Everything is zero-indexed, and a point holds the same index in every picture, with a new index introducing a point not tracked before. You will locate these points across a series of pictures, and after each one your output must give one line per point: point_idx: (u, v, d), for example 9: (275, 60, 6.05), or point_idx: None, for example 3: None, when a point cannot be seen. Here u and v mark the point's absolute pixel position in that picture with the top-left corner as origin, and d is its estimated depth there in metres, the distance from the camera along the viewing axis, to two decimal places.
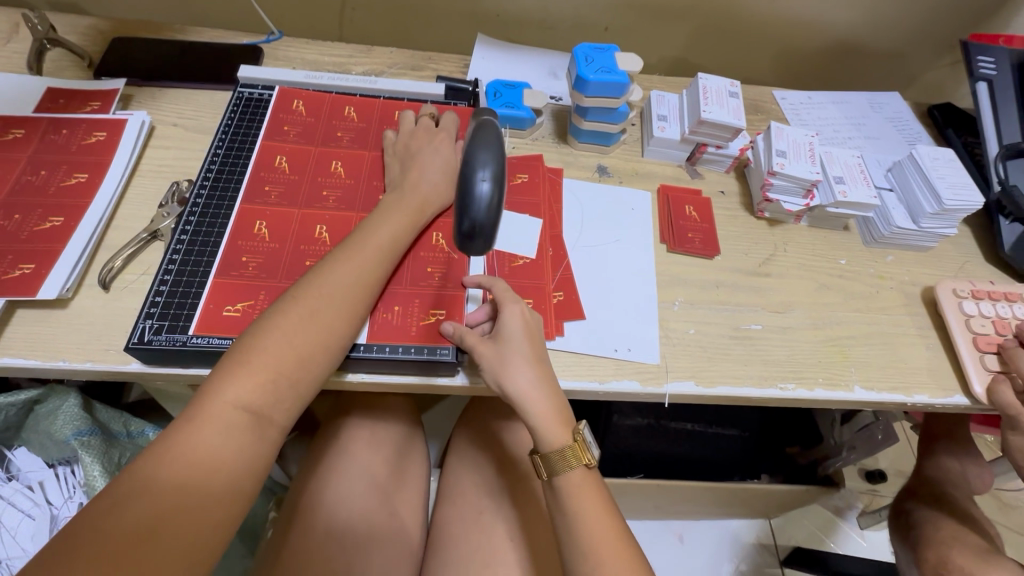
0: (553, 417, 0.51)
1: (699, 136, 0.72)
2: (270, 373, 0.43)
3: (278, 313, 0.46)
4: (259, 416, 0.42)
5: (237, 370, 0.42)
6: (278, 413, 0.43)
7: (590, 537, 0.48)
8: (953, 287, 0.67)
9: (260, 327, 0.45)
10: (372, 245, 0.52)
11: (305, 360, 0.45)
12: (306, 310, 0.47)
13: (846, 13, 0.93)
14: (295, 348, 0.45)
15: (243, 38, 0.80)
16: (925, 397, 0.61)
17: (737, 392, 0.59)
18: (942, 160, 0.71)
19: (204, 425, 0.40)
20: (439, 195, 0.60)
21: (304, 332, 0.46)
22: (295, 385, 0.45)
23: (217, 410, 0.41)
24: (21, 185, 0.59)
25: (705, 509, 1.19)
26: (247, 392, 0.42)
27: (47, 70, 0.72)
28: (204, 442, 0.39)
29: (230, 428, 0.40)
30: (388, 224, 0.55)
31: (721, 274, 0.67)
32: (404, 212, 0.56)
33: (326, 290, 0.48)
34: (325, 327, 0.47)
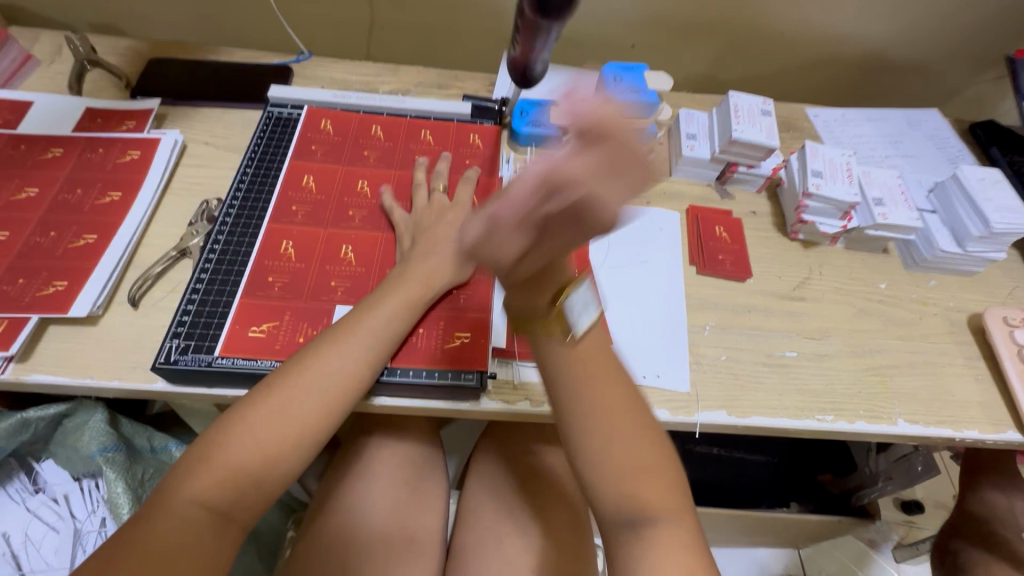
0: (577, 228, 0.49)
1: (729, 155, 0.70)
2: (233, 471, 0.43)
3: (245, 406, 0.45)
4: (220, 515, 0.42)
5: (199, 468, 0.42)
6: (239, 510, 0.43)
7: (593, 394, 0.46)
8: (1002, 314, 0.64)
9: (218, 435, 0.44)
10: (349, 339, 0.49)
11: (272, 457, 0.44)
12: (272, 418, 0.45)
13: (881, 28, 0.91)
14: (261, 445, 0.44)
15: (273, 57, 0.81)
16: (974, 432, 0.58)
17: (772, 423, 0.56)
18: (987, 181, 0.68)
19: (161, 524, 0.39)
20: (446, 272, 0.56)
21: (265, 442, 0.44)
22: (257, 484, 0.44)
23: (179, 507, 0.41)
24: (58, 203, 0.60)
25: (730, 536, 1.15)
26: (209, 490, 0.42)
27: (87, 90, 0.74)
28: (161, 538, 0.39)
29: (188, 528, 0.40)
30: (383, 309, 0.52)
31: (753, 298, 0.65)
32: (407, 290, 0.53)
33: (304, 381, 0.47)
34: (286, 436, 0.45)
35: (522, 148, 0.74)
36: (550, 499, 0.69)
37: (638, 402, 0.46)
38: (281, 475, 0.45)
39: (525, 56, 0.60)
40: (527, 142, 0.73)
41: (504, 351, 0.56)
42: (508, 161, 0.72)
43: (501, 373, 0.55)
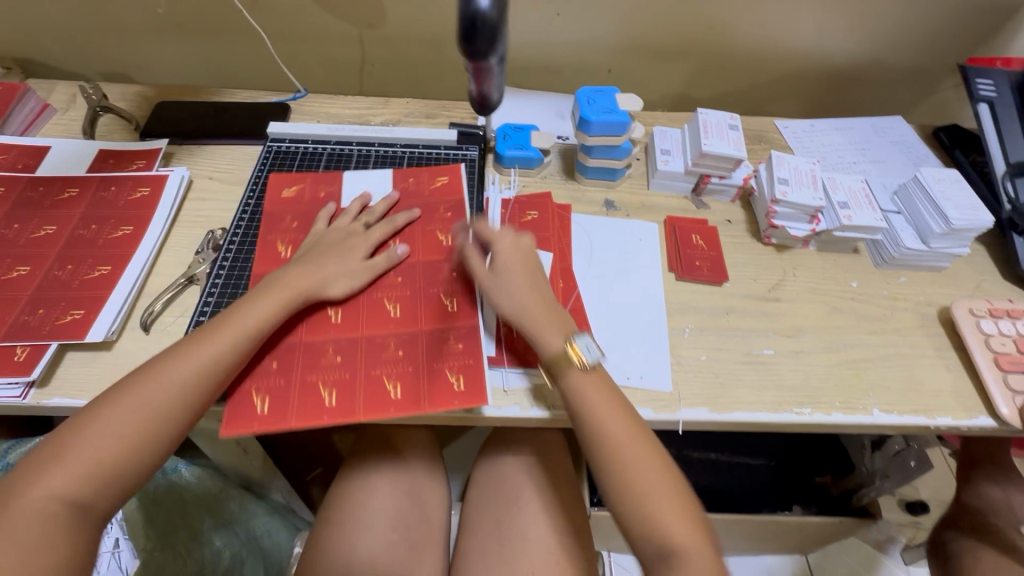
0: (522, 273, 0.59)
1: (702, 168, 0.75)
2: (87, 467, 0.46)
3: (108, 405, 0.48)
4: (74, 506, 0.45)
5: (51, 465, 0.45)
6: (96, 501, 0.46)
7: (608, 426, 0.52)
8: (969, 306, 0.67)
9: (98, 408, 0.48)
10: (227, 326, 0.53)
11: (125, 453, 0.47)
12: (144, 396, 0.49)
13: (843, 44, 0.96)
14: (121, 439, 0.47)
15: (272, 96, 0.87)
16: (948, 419, 0.60)
17: (753, 417, 0.59)
18: (946, 181, 0.72)
19: (19, 517, 0.43)
20: (325, 280, 0.59)
21: (130, 417, 0.48)
22: (113, 476, 0.47)
23: (27, 504, 0.44)
24: (74, 238, 0.65)
25: (736, 543, 1.15)
26: (60, 484, 0.45)
27: (99, 134, 0.79)
28: (21, 526, 0.43)
29: (44, 520, 0.43)
30: (255, 306, 0.55)
31: (731, 301, 0.68)
32: (280, 296, 0.57)
33: (165, 382, 0.49)
34: (152, 408, 0.49)
35: (507, 170, 0.77)
36: (546, 504, 0.71)
37: (632, 412, 0.54)
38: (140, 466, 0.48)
39: (477, 85, 0.50)
40: (511, 164, 0.77)
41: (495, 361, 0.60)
42: (494, 183, 0.76)
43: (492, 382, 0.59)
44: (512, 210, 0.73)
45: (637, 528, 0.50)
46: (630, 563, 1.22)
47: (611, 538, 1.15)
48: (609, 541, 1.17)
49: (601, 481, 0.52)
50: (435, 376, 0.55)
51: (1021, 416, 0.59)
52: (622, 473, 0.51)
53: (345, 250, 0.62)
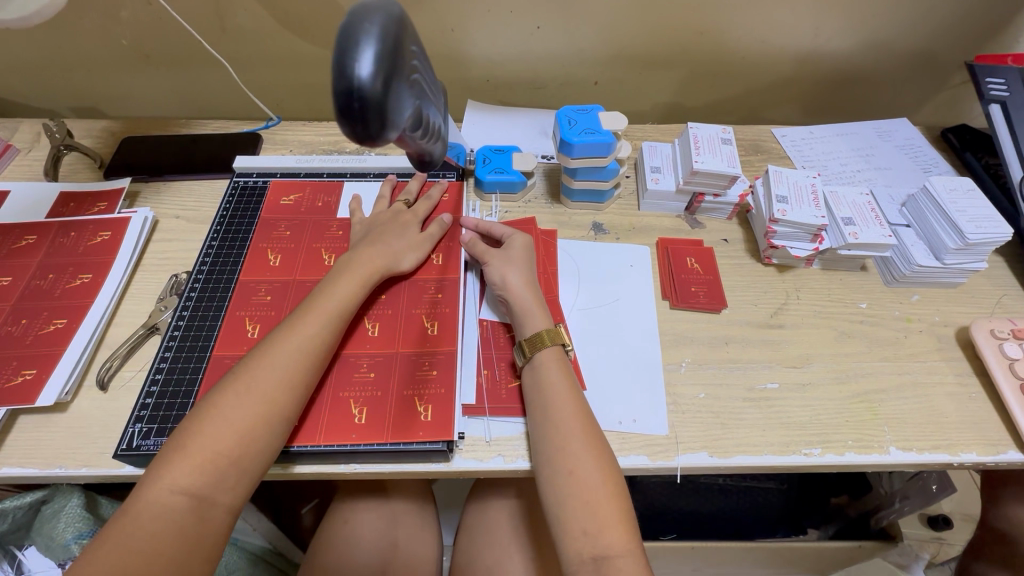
0: (538, 307, 0.58)
1: (695, 186, 0.70)
2: (209, 456, 0.43)
3: (218, 394, 0.46)
4: (198, 500, 0.42)
5: (176, 459, 0.43)
6: (221, 495, 0.43)
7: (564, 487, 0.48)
8: (989, 327, 0.61)
9: (211, 400, 0.46)
10: (322, 309, 0.52)
11: (246, 438, 0.44)
12: (248, 385, 0.46)
13: (841, 44, 0.91)
14: (235, 427, 0.44)
15: (243, 126, 0.83)
16: (973, 455, 0.55)
17: (757, 461, 0.54)
18: (959, 191, 0.66)
19: (143, 515, 0.40)
20: (391, 257, 0.59)
21: (244, 406, 0.45)
22: (236, 464, 0.44)
23: (156, 498, 0.41)
24: (31, 290, 0.61)
25: (749, 570, 1.10)
26: (186, 477, 0.42)
27: (63, 174, 0.76)
28: (144, 529, 0.40)
29: (170, 516, 0.41)
30: (339, 288, 0.55)
31: (730, 329, 0.63)
32: (355, 277, 0.56)
33: (269, 363, 0.48)
34: (267, 401, 0.46)
35: (488, 195, 0.73)
36: (541, 554, 0.66)
37: (611, 460, 0.49)
38: (259, 456, 0.45)
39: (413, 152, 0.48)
40: (492, 189, 0.73)
41: (474, 409, 0.55)
42: (475, 210, 0.72)
43: (471, 431, 0.54)
44: None
45: (588, 574, 0.45)
46: None
47: None
48: None
49: (560, 519, 0.47)
50: (414, 410, 0.52)
51: None
52: (583, 514, 0.46)
53: (399, 228, 0.63)
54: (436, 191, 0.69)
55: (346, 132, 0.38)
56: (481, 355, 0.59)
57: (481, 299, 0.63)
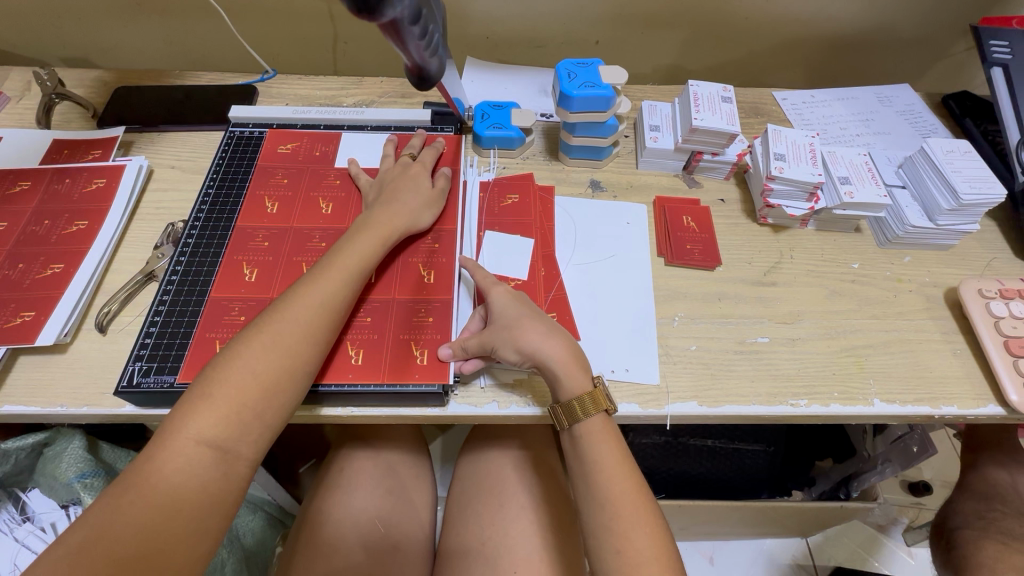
0: (572, 365, 0.51)
1: (693, 144, 0.70)
2: (234, 407, 0.43)
3: (241, 343, 0.45)
4: (223, 452, 0.41)
5: (200, 407, 0.42)
6: (244, 447, 0.43)
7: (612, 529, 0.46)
8: (978, 286, 0.63)
9: (233, 348, 0.45)
10: (340, 269, 0.52)
11: (271, 390, 0.44)
12: (271, 338, 0.46)
13: (847, 7, 0.90)
14: (259, 378, 0.44)
15: (238, 78, 0.82)
16: (954, 408, 0.57)
17: (743, 410, 0.55)
18: (956, 152, 0.67)
19: (168, 466, 0.39)
20: (411, 216, 0.59)
21: (269, 359, 0.45)
22: (259, 418, 0.44)
23: (180, 447, 0.40)
24: (26, 235, 0.61)
25: (733, 529, 1.13)
26: (211, 428, 0.41)
27: (56, 122, 0.75)
28: (169, 481, 0.39)
29: (195, 467, 0.40)
30: (358, 246, 0.54)
31: (723, 286, 0.64)
32: (376, 233, 0.56)
33: (292, 317, 0.47)
34: (291, 354, 0.46)
35: (486, 151, 0.73)
36: (532, 503, 0.68)
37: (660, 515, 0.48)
38: (280, 409, 0.45)
39: (411, 57, 0.49)
40: (490, 144, 0.72)
41: None
42: (472, 165, 0.71)
43: (466, 377, 0.55)
44: (491, 193, 0.69)
45: None
46: None
47: None
48: None
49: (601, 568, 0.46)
50: (410, 353, 0.53)
51: None
52: (615, 552, 0.46)
53: (412, 182, 0.62)
54: (440, 145, 0.68)
55: (347, 3, 0.39)
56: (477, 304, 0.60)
57: (478, 248, 0.64)
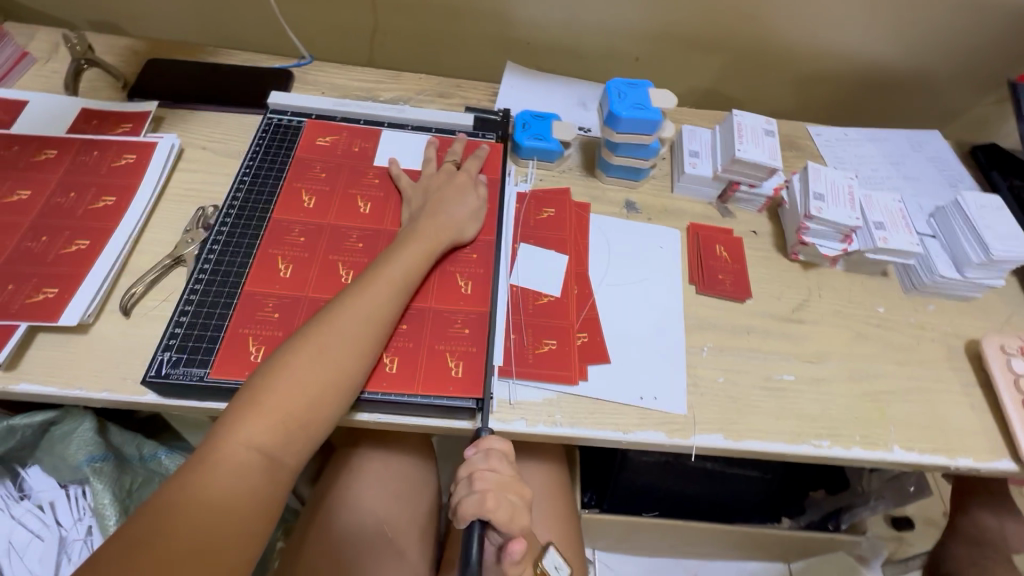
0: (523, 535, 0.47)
1: (732, 174, 0.70)
2: (281, 416, 0.43)
3: (288, 354, 0.46)
4: (270, 461, 0.42)
5: (249, 414, 0.43)
6: (288, 456, 0.43)
7: None
8: (1000, 342, 0.64)
9: (281, 358, 0.46)
10: (385, 279, 0.52)
11: (317, 401, 0.45)
12: (318, 349, 0.46)
13: (886, 48, 0.91)
14: (306, 389, 0.45)
15: (274, 61, 0.80)
16: (970, 460, 0.58)
17: (768, 447, 0.56)
18: (989, 208, 0.68)
19: (218, 471, 0.40)
20: (455, 229, 0.59)
21: (315, 371, 0.45)
22: (304, 427, 0.44)
23: (230, 453, 0.41)
24: (51, 206, 0.59)
25: (720, 550, 1.14)
26: (260, 435, 0.42)
27: (83, 90, 0.73)
28: (219, 487, 0.39)
29: (244, 472, 0.41)
30: (403, 256, 0.54)
31: (752, 319, 0.65)
32: (419, 245, 0.55)
33: (338, 329, 0.48)
34: (336, 366, 0.46)
35: (524, 161, 0.72)
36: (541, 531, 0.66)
37: None
38: (323, 420, 0.45)
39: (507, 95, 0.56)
40: (529, 155, 0.72)
41: (502, 370, 0.55)
42: (510, 174, 0.71)
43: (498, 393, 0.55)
44: (528, 205, 0.68)
45: None
46: (613, 563, 1.21)
47: (596, 537, 1.13)
48: (594, 540, 1.15)
49: None
50: (442, 363, 0.53)
51: None
52: None
53: (457, 193, 0.61)
54: (483, 152, 0.67)
55: None
56: (510, 319, 0.59)
57: (512, 264, 0.62)
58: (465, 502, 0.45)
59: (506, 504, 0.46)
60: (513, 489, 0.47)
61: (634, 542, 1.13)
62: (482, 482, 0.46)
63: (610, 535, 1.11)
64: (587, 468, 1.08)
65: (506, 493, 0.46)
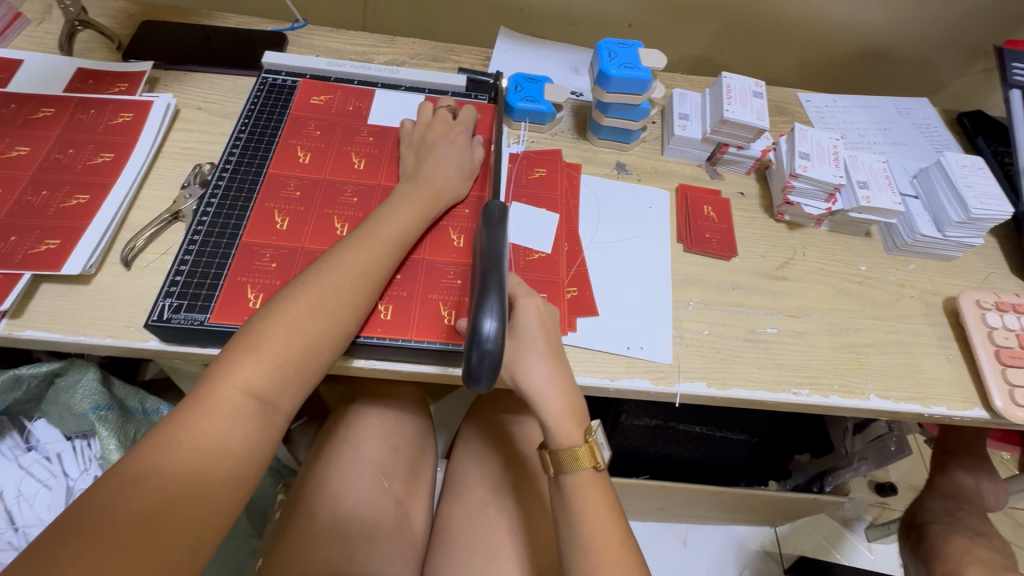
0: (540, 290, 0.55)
1: (721, 135, 0.71)
2: (279, 360, 0.44)
3: (287, 300, 0.46)
4: (264, 404, 0.43)
5: (246, 357, 0.43)
6: (282, 400, 0.44)
7: (579, 494, 0.52)
8: (976, 297, 0.66)
9: (280, 304, 0.46)
10: (383, 236, 0.53)
11: (313, 347, 0.46)
12: (317, 298, 0.47)
13: (877, 15, 0.91)
14: (302, 337, 0.45)
15: (268, 25, 0.80)
16: (943, 408, 0.60)
17: (749, 395, 0.58)
18: (970, 168, 0.69)
19: (211, 412, 0.41)
20: (449, 187, 0.60)
21: (314, 319, 0.46)
22: (298, 373, 0.45)
23: (226, 394, 0.42)
24: (50, 162, 0.60)
25: (709, 513, 1.18)
26: (256, 379, 0.43)
27: (78, 51, 0.73)
28: (212, 428, 0.40)
29: (237, 415, 0.42)
30: (399, 213, 0.55)
31: (737, 276, 0.66)
32: (414, 203, 0.56)
33: (334, 276, 0.49)
34: (334, 315, 0.47)
35: (517, 124, 0.73)
36: None
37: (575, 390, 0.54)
38: (316, 368, 0.46)
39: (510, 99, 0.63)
40: (522, 118, 0.72)
41: None
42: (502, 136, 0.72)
43: None
44: (520, 165, 0.69)
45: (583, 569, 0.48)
46: None
47: None
48: None
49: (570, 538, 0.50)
50: (432, 310, 0.54)
51: (1016, 409, 0.59)
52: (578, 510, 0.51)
53: (452, 149, 0.62)
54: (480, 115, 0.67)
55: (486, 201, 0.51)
56: None
57: None
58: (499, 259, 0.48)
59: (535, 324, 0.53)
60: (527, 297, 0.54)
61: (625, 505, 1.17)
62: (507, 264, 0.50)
63: None
64: None
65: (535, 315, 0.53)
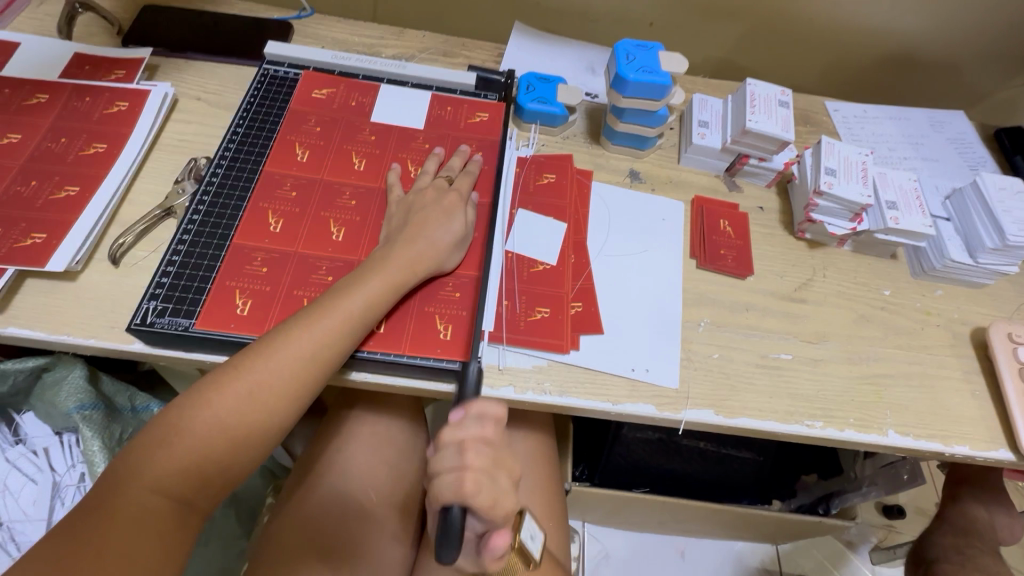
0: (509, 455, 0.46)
1: (741, 146, 0.67)
2: (196, 460, 0.42)
3: (214, 391, 0.44)
4: (179, 502, 0.41)
5: (159, 455, 0.41)
6: (200, 498, 0.43)
7: None
8: (1008, 330, 0.62)
9: (207, 396, 0.43)
10: (341, 315, 0.48)
11: (239, 445, 0.44)
12: (250, 388, 0.44)
13: (914, 21, 0.86)
14: (228, 431, 0.43)
15: (273, 12, 0.77)
16: (965, 448, 0.57)
17: (759, 425, 0.55)
18: (1008, 191, 0.65)
19: (130, 501, 0.40)
20: (436, 256, 0.54)
21: (242, 413, 0.44)
22: (220, 470, 0.43)
23: (137, 494, 0.40)
24: (41, 151, 0.58)
25: (707, 528, 1.15)
26: (168, 479, 0.41)
27: (77, 34, 0.71)
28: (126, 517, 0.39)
29: (152, 510, 0.40)
30: (367, 288, 0.49)
31: (752, 297, 0.63)
32: (391, 275, 0.51)
33: (280, 360, 0.45)
34: (267, 411, 0.45)
35: (527, 125, 0.70)
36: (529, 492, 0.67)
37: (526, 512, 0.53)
38: (244, 462, 0.45)
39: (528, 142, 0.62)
40: (532, 118, 0.69)
41: (493, 336, 0.55)
42: (511, 137, 0.69)
43: (487, 357, 0.54)
44: (528, 170, 0.66)
45: None
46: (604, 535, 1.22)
47: (587, 510, 1.14)
48: (584, 512, 1.16)
49: None
50: (426, 323, 0.53)
51: None
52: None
53: (443, 216, 0.56)
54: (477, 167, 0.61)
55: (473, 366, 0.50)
56: (504, 285, 0.57)
57: (509, 230, 0.61)
58: (443, 485, 0.43)
59: (488, 486, 0.43)
60: (501, 466, 0.44)
61: (622, 517, 1.14)
62: (469, 456, 0.43)
63: (601, 509, 1.11)
64: (580, 442, 1.08)
65: (490, 472, 0.43)
